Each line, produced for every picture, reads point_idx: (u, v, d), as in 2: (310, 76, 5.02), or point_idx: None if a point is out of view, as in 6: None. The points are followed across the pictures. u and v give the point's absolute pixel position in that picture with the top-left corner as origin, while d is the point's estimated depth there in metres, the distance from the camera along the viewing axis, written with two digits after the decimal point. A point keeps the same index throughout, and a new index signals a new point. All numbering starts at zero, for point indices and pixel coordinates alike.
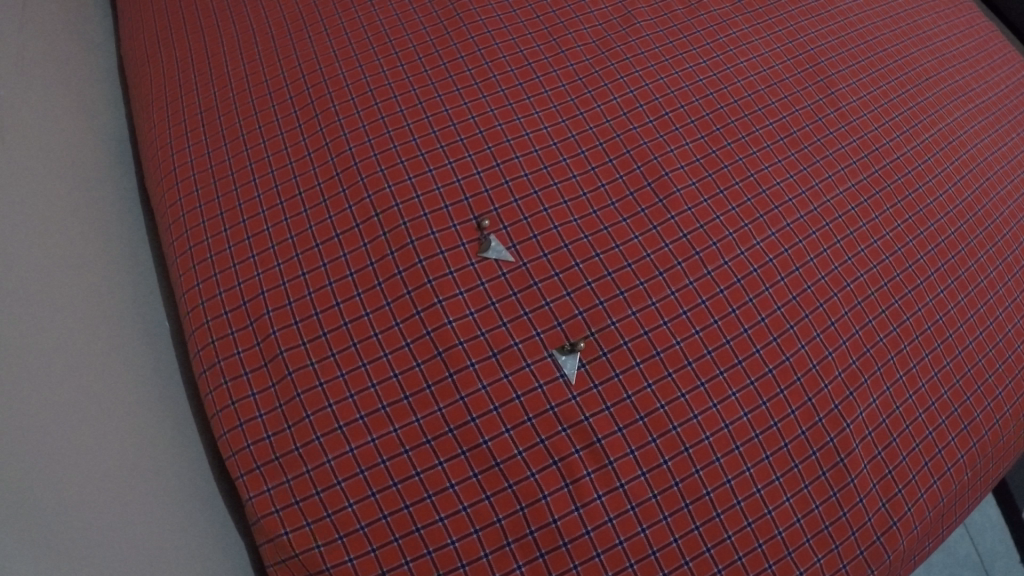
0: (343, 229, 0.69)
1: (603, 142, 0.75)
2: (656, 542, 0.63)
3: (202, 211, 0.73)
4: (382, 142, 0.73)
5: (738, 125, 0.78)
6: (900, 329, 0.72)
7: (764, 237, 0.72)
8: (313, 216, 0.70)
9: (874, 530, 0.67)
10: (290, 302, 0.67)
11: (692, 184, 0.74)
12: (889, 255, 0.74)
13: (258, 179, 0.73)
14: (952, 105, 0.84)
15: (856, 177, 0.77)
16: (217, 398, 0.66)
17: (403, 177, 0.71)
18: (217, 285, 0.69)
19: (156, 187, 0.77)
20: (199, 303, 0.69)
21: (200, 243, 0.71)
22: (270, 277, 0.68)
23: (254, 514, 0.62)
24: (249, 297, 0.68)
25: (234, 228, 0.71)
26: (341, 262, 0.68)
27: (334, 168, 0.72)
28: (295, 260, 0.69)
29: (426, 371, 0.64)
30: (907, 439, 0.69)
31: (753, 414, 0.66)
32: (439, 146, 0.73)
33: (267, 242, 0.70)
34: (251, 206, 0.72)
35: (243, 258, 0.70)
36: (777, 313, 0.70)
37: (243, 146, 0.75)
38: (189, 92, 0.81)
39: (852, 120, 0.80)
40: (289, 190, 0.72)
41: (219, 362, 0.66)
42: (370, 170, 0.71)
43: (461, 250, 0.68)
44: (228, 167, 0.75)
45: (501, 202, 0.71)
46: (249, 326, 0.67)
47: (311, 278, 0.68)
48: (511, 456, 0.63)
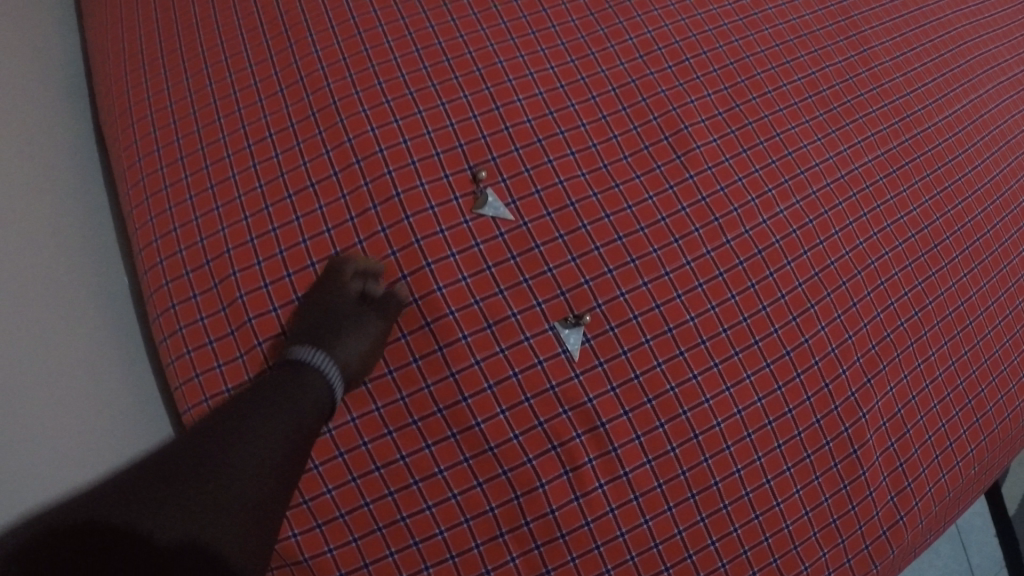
0: (320, 178, 0.62)
1: (617, 87, 0.69)
2: (659, 535, 0.59)
3: (160, 156, 0.66)
4: (365, 78, 0.65)
5: (765, 78, 0.72)
6: (922, 314, 0.67)
7: (788, 204, 0.67)
8: (285, 161, 0.63)
9: (880, 524, 0.64)
10: (259, 261, 0.61)
11: (713, 141, 0.68)
12: (915, 233, 0.69)
13: (223, 118, 0.66)
14: (985, 76, 0.79)
15: (885, 145, 0.72)
16: (179, 369, 0.60)
17: (389, 118, 0.63)
18: (177, 241, 0.63)
19: (112, 130, 0.71)
20: (158, 262, 0.63)
21: (158, 192, 0.65)
22: (237, 232, 0.62)
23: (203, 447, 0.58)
24: (214, 256, 0.62)
25: (195, 175, 0.65)
26: (317, 216, 0.61)
27: (309, 107, 0.65)
28: (265, 213, 0.62)
29: (412, 343, 0.60)
30: (920, 431, 0.65)
31: (767, 400, 0.62)
32: (430, 84, 0.65)
33: (233, 191, 0.63)
34: (215, 149, 0.65)
35: (206, 210, 0.63)
36: (798, 290, 0.65)
37: (206, 81, 0.69)
38: (147, 28, 0.74)
39: (885, 82, 0.75)
40: (259, 131, 0.65)
41: (181, 329, 0.61)
42: (352, 110, 0.63)
43: (453, 205, 0.62)
44: (189, 105, 0.68)
45: (500, 150, 0.64)
46: (213, 289, 0.61)
47: (282, 235, 0.61)
48: (506, 440, 0.58)
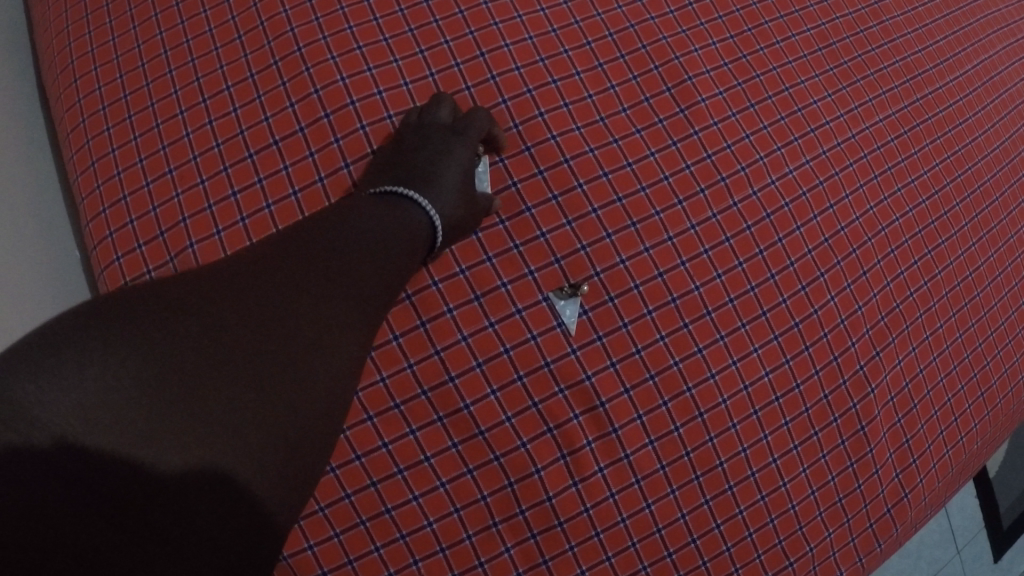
0: (283, 134, 0.57)
1: (614, 33, 0.63)
2: (661, 519, 0.56)
3: (106, 115, 0.61)
4: (334, 21, 0.59)
5: (772, 27, 0.67)
6: (931, 284, 0.64)
7: (797, 164, 0.63)
8: (245, 117, 0.58)
9: (885, 502, 0.61)
10: (219, 231, 0.56)
11: (719, 94, 0.63)
12: (926, 198, 0.66)
13: (175, 71, 0.61)
14: (994, 37, 0.76)
15: (897, 104, 0.68)
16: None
17: (360, 66, 0.58)
18: (127, 211, 0.58)
19: (54, 88, 0.65)
20: (107, 234, 0.58)
21: (104, 156, 0.60)
22: (193, 199, 0.57)
23: None
24: (168, 225, 0.57)
25: (145, 135, 0.59)
26: (282, 177, 0.57)
27: (271, 55, 0.59)
28: (223, 175, 0.57)
29: (392, 319, 0.54)
30: (926, 406, 0.62)
31: (775, 374, 0.58)
32: (408, 28, 0.59)
33: (187, 153, 0.58)
34: (166, 105, 0.60)
35: (158, 174, 0.58)
36: (807, 257, 0.60)
37: (156, 29, 0.62)
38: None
39: (895, 37, 0.71)
40: (215, 84, 0.59)
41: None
42: (318, 58, 0.58)
43: None
44: (137, 56, 0.62)
45: (487, 102, 0.59)
46: (168, 262, 0.56)
47: (244, 200, 0.57)
48: (498, 423, 0.54)
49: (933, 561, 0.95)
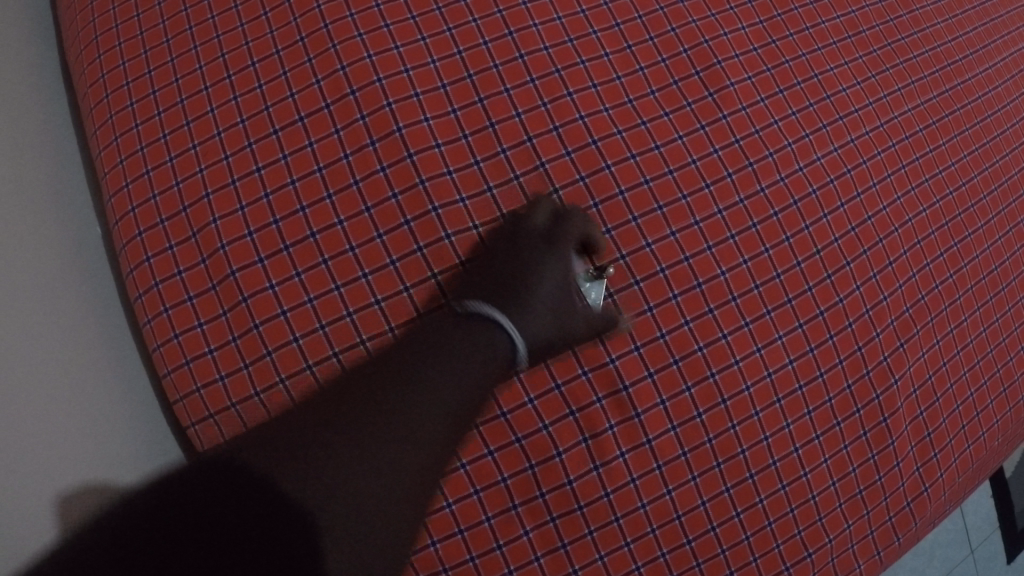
0: (309, 111, 0.57)
1: (643, 15, 0.62)
2: (681, 506, 0.55)
3: (130, 91, 0.62)
4: None
5: (802, 14, 0.66)
6: (956, 276, 0.63)
7: (825, 152, 0.62)
8: (270, 93, 0.58)
9: (905, 496, 0.61)
10: (242, 207, 0.56)
11: (748, 79, 0.62)
12: (953, 190, 0.65)
13: (200, 46, 0.61)
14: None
15: (925, 95, 0.67)
16: (157, 329, 0.58)
17: (387, 44, 0.57)
18: (150, 186, 0.59)
19: (77, 62, 0.66)
20: (129, 210, 0.59)
21: (127, 132, 0.61)
22: (216, 173, 0.57)
23: (164, 364, 0.58)
24: (191, 201, 0.57)
25: (168, 111, 0.60)
26: (307, 154, 0.56)
27: (296, 32, 0.59)
28: (247, 151, 0.57)
29: (415, 298, 0.54)
30: (949, 399, 0.62)
31: (798, 362, 0.58)
32: (434, 7, 0.59)
33: (211, 128, 0.58)
34: (190, 81, 0.60)
35: (182, 149, 0.59)
36: (834, 245, 0.60)
37: (181, 5, 0.63)
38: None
39: (925, 27, 0.70)
40: (239, 61, 0.59)
41: (157, 286, 0.57)
42: (345, 35, 0.57)
43: (462, 144, 0.56)
44: (162, 32, 0.62)
45: (514, 81, 0.58)
46: (191, 239, 0.57)
47: (268, 175, 0.56)
48: (521, 405, 0.54)
49: (947, 559, 0.95)
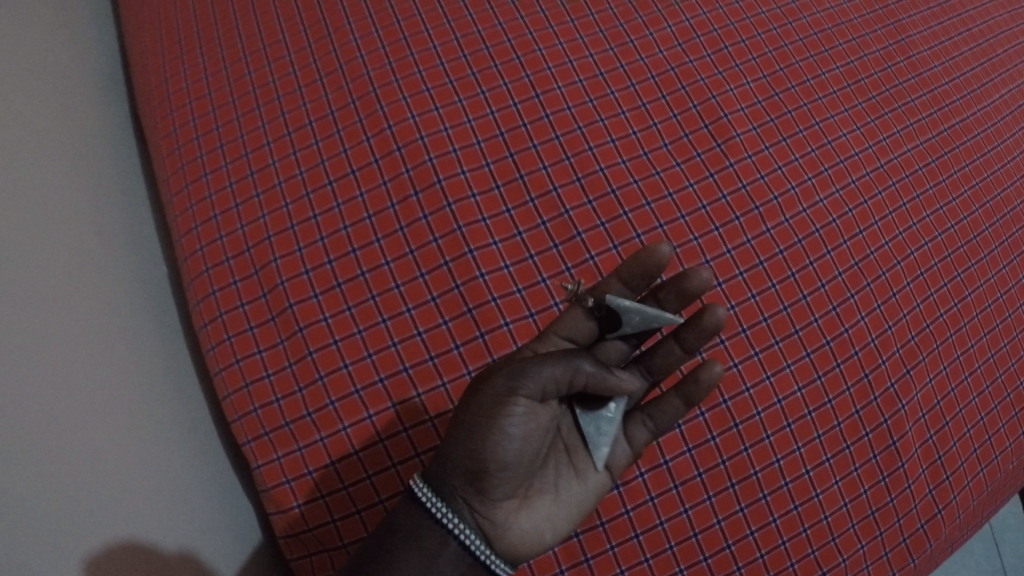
0: (359, 164, 0.64)
1: (656, 75, 0.69)
2: (698, 524, 0.59)
3: (199, 144, 0.69)
4: (405, 66, 0.67)
5: (803, 67, 0.71)
6: (961, 305, 0.66)
7: (827, 194, 0.66)
8: (325, 149, 0.65)
9: (918, 518, 0.63)
10: (300, 248, 0.62)
11: (753, 129, 0.67)
12: (955, 224, 0.68)
13: (262, 107, 0.69)
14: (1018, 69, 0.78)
15: (924, 134, 0.70)
16: (218, 355, 0.62)
17: (429, 106, 0.65)
18: (218, 229, 0.65)
19: (150, 122, 0.74)
20: (198, 249, 0.65)
21: (197, 180, 0.68)
22: (277, 220, 0.64)
23: (225, 388, 0.61)
24: (254, 242, 0.64)
25: (235, 162, 0.67)
26: (358, 203, 0.63)
27: (348, 95, 0.67)
28: (305, 200, 0.64)
29: (454, 330, 0.59)
30: (960, 423, 0.65)
31: (807, 389, 0.61)
32: (470, 73, 0.67)
33: (274, 179, 0.65)
34: (254, 137, 0.68)
35: (246, 198, 0.66)
36: (838, 280, 0.63)
37: (245, 70, 0.72)
38: (187, 28, 0.76)
39: (922, 71, 0.73)
40: (298, 120, 0.67)
41: (221, 315, 0.62)
42: (391, 98, 0.66)
43: (495, 194, 0.62)
44: (229, 93, 0.71)
45: (541, 138, 0.65)
46: (254, 276, 0.63)
47: (323, 222, 0.63)
48: (521, 316, 0.59)
49: None
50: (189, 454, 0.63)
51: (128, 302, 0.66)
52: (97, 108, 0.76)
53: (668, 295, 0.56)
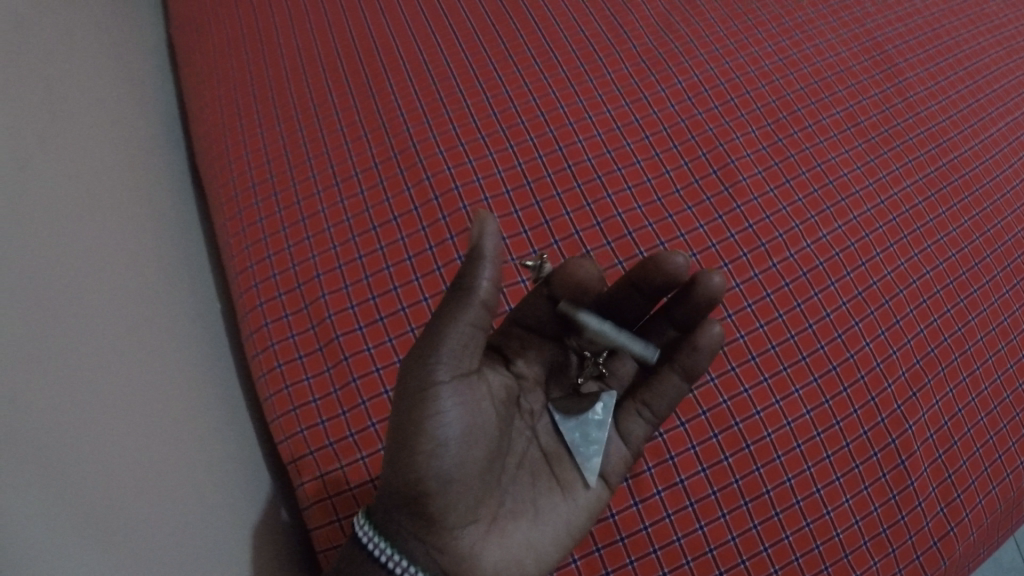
0: (402, 212, 0.70)
1: (668, 127, 0.74)
2: (713, 540, 0.61)
3: (256, 192, 0.74)
4: (442, 123, 0.74)
5: (805, 113, 0.76)
6: (965, 329, 0.69)
7: (830, 229, 0.70)
8: (370, 197, 0.71)
9: (931, 535, 0.65)
10: (347, 285, 0.67)
11: (758, 174, 0.72)
12: (956, 252, 0.71)
13: (315, 158, 0.75)
14: (1016, 101, 0.80)
15: (923, 170, 0.74)
16: (269, 381, 0.66)
17: (463, 159, 0.71)
18: (272, 267, 0.70)
19: (211, 173, 0.79)
20: (253, 285, 0.70)
21: (254, 224, 0.73)
22: (326, 260, 0.69)
23: (274, 412, 0.65)
24: (305, 280, 0.69)
25: (287, 210, 0.73)
26: (400, 245, 0.68)
27: (390, 149, 0.73)
28: (352, 243, 0.69)
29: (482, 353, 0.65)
30: (968, 443, 0.67)
31: (815, 412, 0.64)
32: (501, 130, 0.73)
33: (323, 224, 0.71)
34: (307, 186, 0.73)
35: (298, 240, 0.71)
36: (843, 309, 0.67)
37: (297, 126, 0.77)
38: (242, 83, 0.81)
39: (920, 111, 0.77)
40: (346, 170, 0.73)
41: (273, 345, 0.67)
42: (430, 152, 0.72)
43: (523, 238, 0.68)
44: (283, 146, 0.76)
45: (564, 186, 0.71)
46: (304, 309, 0.67)
47: (369, 262, 0.68)
48: None
49: None
50: (243, 481, 0.68)
51: (192, 340, 0.71)
52: (161, 163, 0.83)
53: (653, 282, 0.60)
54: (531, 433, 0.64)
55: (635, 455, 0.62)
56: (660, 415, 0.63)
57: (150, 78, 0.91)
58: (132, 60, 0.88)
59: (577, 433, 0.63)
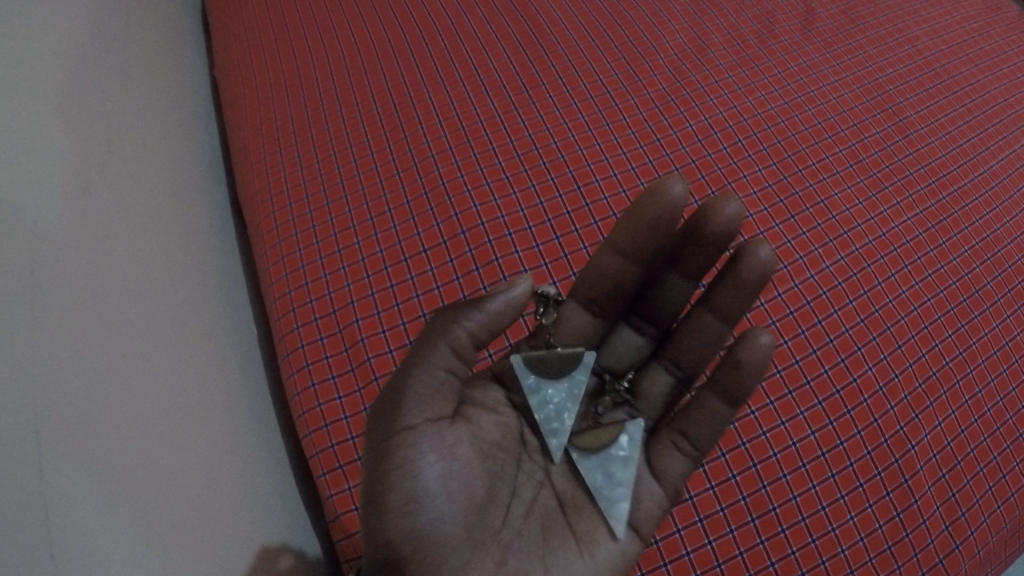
0: (431, 245, 0.74)
1: (680, 168, 0.78)
2: (721, 555, 0.63)
3: (295, 224, 0.79)
4: (469, 163, 0.78)
5: (809, 153, 0.79)
6: (966, 354, 0.71)
7: (833, 261, 0.73)
8: (402, 232, 0.76)
9: (937, 552, 0.66)
10: (378, 311, 0.72)
11: (765, 210, 0.75)
12: (956, 280, 0.74)
13: (349, 196, 0.80)
14: (1014, 135, 0.84)
15: (923, 204, 0.77)
16: (303, 399, 0.70)
17: (489, 198, 0.76)
18: (308, 293, 0.74)
19: (252, 210, 0.85)
20: (291, 309, 0.75)
21: (293, 253, 0.78)
22: (360, 287, 0.73)
23: (307, 427, 0.69)
24: (339, 306, 0.73)
25: (325, 240, 0.77)
26: (429, 276, 0.73)
27: (422, 187, 0.78)
28: (384, 272, 0.74)
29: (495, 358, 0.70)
30: (971, 463, 0.69)
31: (820, 433, 0.66)
32: (523, 170, 0.78)
33: (358, 255, 0.75)
34: (342, 220, 0.78)
35: (334, 268, 0.75)
36: (845, 334, 0.70)
37: (335, 164, 0.82)
38: (283, 125, 0.87)
39: (920, 147, 0.81)
40: (379, 207, 0.78)
41: (308, 365, 0.71)
42: (457, 190, 0.77)
43: (543, 270, 0.72)
44: (321, 182, 0.81)
45: (582, 224, 0.75)
46: (338, 333, 0.72)
47: (400, 290, 0.73)
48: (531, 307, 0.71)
49: None
50: (277, 501, 0.72)
51: (232, 369, 0.77)
52: (205, 202, 0.88)
53: (706, 231, 0.65)
54: (544, 476, 0.65)
55: (671, 498, 0.64)
56: (701, 449, 0.64)
57: (197, 122, 0.97)
58: (182, 105, 0.94)
59: (599, 474, 0.64)
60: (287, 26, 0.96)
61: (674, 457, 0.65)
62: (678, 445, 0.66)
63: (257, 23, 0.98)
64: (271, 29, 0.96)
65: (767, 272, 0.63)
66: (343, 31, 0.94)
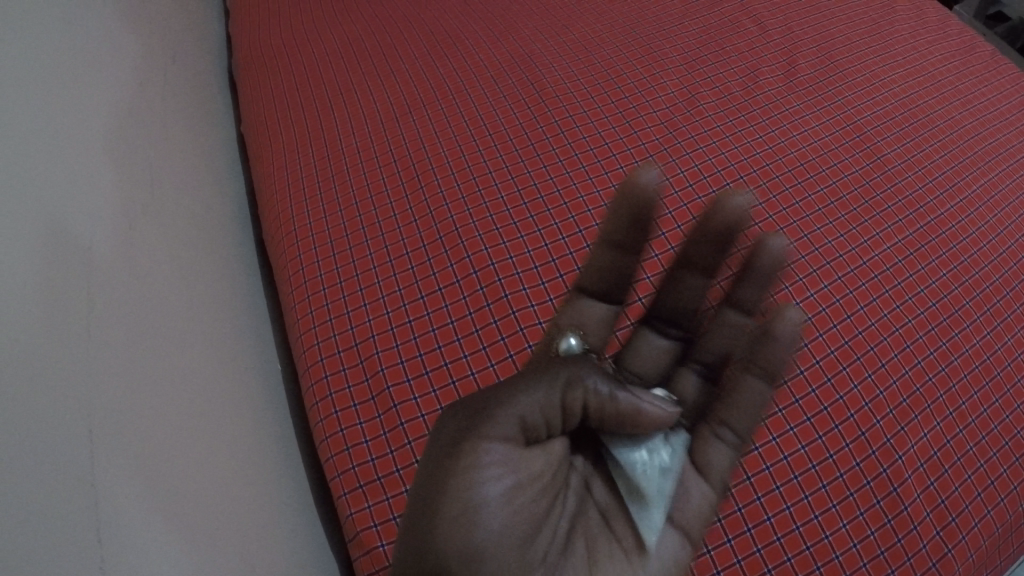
0: (446, 283, 0.80)
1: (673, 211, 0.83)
2: (719, 562, 0.65)
3: (320, 267, 0.85)
4: (480, 211, 0.84)
5: (793, 192, 0.85)
6: (948, 368, 0.74)
7: (818, 288, 0.77)
8: (420, 272, 0.81)
9: (929, 556, 0.67)
10: (398, 344, 0.77)
11: None
12: (936, 302, 0.78)
13: (371, 242, 0.86)
14: (987, 168, 0.89)
15: (901, 233, 0.82)
16: (327, 425, 0.75)
17: (499, 241, 0.82)
18: (333, 329, 0.80)
19: (280, 258, 0.91)
20: (316, 343, 0.80)
21: (318, 293, 0.83)
22: (381, 322, 0.79)
23: (331, 452, 0.74)
24: (361, 339, 0.78)
25: (347, 280, 0.83)
26: (444, 312, 0.78)
27: (437, 232, 0.84)
28: (402, 309, 0.79)
29: (499, 369, 0.74)
30: (959, 470, 0.70)
31: (810, 447, 0.69)
32: (530, 216, 0.84)
33: (378, 293, 0.81)
34: (364, 263, 0.84)
35: (356, 306, 0.81)
36: (831, 355, 0.73)
37: (357, 213, 0.89)
38: (307, 182, 0.94)
39: (897, 182, 0.86)
40: (399, 250, 0.84)
41: (331, 395, 0.76)
42: (470, 235, 0.82)
43: (549, 304, 0.77)
44: (344, 229, 0.88)
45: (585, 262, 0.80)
46: (359, 364, 0.77)
47: (417, 324, 0.78)
48: (533, 324, 0.76)
49: None
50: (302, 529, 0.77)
51: (260, 409, 0.82)
52: (237, 256, 0.95)
53: (713, 223, 0.73)
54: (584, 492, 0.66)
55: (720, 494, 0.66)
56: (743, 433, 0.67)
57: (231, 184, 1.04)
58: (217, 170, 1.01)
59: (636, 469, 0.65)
60: (310, 91, 1.03)
61: (717, 449, 0.68)
62: (720, 436, 0.68)
63: (283, 88, 1.05)
64: (297, 93, 1.04)
65: (782, 257, 0.73)
66: (364, 92, 1.01)
